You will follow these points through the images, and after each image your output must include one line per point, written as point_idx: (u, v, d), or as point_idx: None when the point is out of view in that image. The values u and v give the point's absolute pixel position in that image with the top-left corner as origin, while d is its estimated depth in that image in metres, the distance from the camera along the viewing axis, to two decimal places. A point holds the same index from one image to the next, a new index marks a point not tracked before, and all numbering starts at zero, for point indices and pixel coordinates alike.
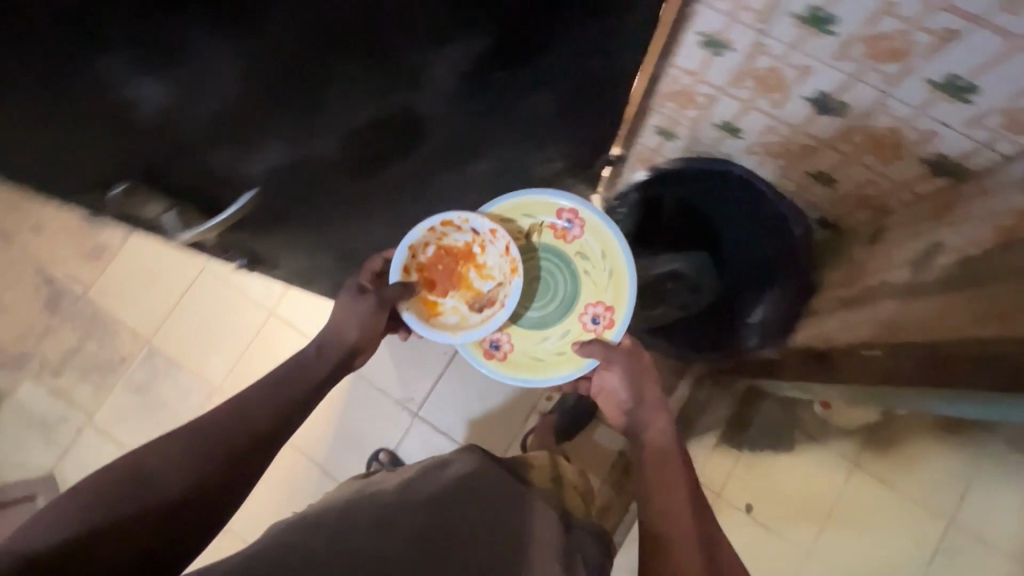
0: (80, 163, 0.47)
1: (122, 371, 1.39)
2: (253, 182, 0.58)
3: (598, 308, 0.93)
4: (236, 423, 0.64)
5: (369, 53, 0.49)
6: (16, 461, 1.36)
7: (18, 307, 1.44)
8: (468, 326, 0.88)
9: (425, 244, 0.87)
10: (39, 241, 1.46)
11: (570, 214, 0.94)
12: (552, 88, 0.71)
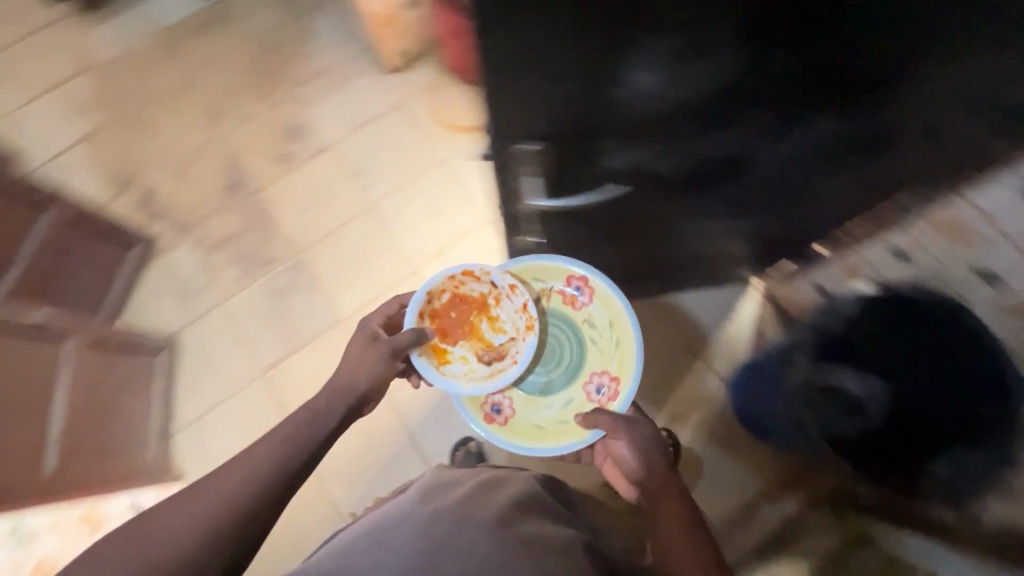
0: (533, 117, 0.63)
1: (267, 270, 1.47)
2: (609, 174, 0.74)
3: (602, 378, 1.04)
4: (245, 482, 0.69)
5: (790, 100, 0.65)
6: (145, 314, 1.44)
7: (202, 180, 1.56)
8: (477, 378, 1.01)
9: (443, 291, 1.01)
10: (243, 131, 1.60)
11: (578, 281, 1.05)
12: (841, 174, 0.83)
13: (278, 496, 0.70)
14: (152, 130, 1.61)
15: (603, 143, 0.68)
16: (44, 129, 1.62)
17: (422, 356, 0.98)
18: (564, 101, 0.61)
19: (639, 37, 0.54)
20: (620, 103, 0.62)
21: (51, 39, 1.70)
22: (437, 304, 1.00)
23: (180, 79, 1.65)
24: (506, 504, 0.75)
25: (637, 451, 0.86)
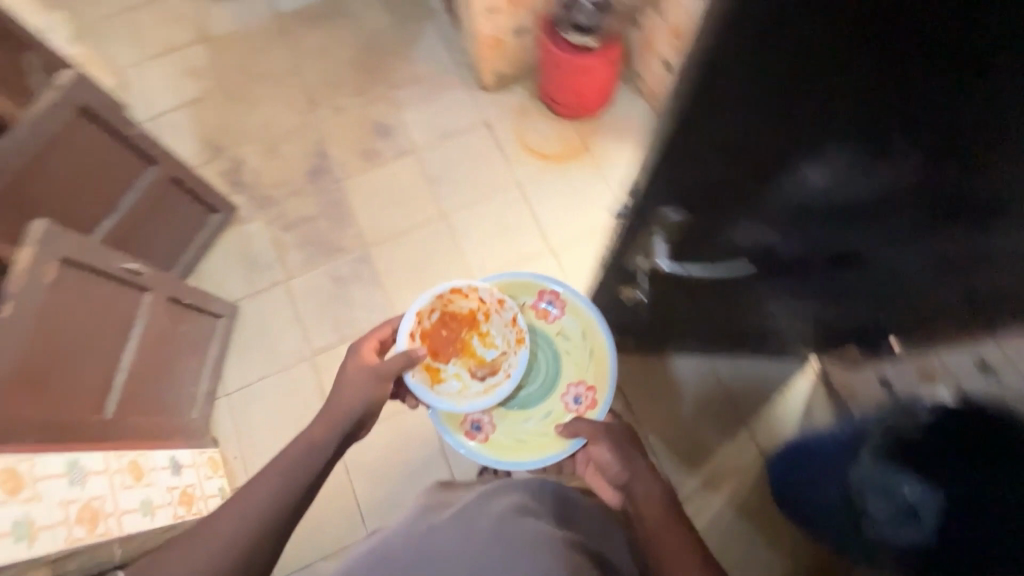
0: (680, 184, 0.56)
1: (334, 257, 1.51)
2: (726, 249, 0.68)
3: (578, 388, 1.12)
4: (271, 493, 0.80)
5: (949, 217, 0.59)
6: (214, 280, 1.49)
7: (288, 161, 1.62)
8: (471, 394, 1.07)
9: (432, 310, 1.08)
10: (334, 121, 1.67)
11: (548, 296, 1.15)
12: (957, 289, 0.78)
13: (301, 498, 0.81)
14: (252, 106, 1.69)
15: (735, 222, 0.62)
16: (155, 89, 1.73)
17: (417, 375, 1.04)
18: (718, 179, 0.54)
19: (834, 139, 0.47)
20: (778, 191, 0.56)
21: (177, 9, 1.83)
22: (429, 324, 1.07)
23: (287, 65, 1.74)
24: (503, 511, 0.79)
25: (607, 440, 0.93)
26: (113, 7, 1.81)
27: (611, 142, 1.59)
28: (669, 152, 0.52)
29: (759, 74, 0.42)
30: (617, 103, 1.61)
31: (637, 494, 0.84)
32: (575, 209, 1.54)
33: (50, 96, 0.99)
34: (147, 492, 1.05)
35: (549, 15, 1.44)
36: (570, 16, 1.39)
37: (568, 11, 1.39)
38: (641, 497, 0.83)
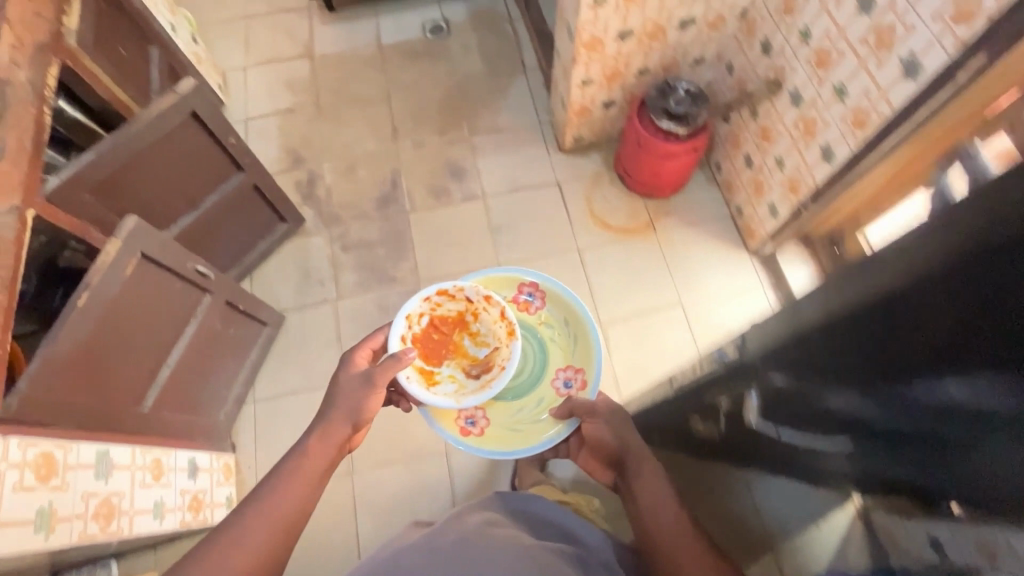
0: (806, 335, 0.57)
1: (386, 287, 1.52)
2: (811, 431, 0.62)
3: (566, 371, 1.08)
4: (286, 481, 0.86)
5: None
6: (267, 286, 1.53)
7: (361, 183, 1.67)
8: (468, 392, 1.01)
9: (421, 314, 1.04)
10: (412, 154, 1.71)
11: (528, 286, 1.11)
12: None
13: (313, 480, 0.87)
14: (339, 125, 1.76)
15: (828, 408, 0.57)
16: (254, 92, 1.82)
17: (411, 379, 0.99)
18: (837, 351, 0.53)
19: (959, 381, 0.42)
20: (879, 398, 0.50)
21: (290, 23, 1.94)
22: (417, 327, 1.03)
23: (379, 92, 1.81)
24: (481, 523, 0.89)
25: (615, 431, 0.95)
26: (234, 13, 1.95)
27: (677, 225, 1.58)
28: (818, 299, 0.54)
29: (938, 261, 0.41)
30: (691, 188, 1.61)
31: (649, 493, 0.88)
32: (630, 286, 1.52)
33: (167, 100, 1.05)
34: (163, 493, 1.05)
35: (642, 95, 1.45)
36: (664, 101, 1.39)
37: (662, 95, 1.40)
38: (649, 499, 0.87)
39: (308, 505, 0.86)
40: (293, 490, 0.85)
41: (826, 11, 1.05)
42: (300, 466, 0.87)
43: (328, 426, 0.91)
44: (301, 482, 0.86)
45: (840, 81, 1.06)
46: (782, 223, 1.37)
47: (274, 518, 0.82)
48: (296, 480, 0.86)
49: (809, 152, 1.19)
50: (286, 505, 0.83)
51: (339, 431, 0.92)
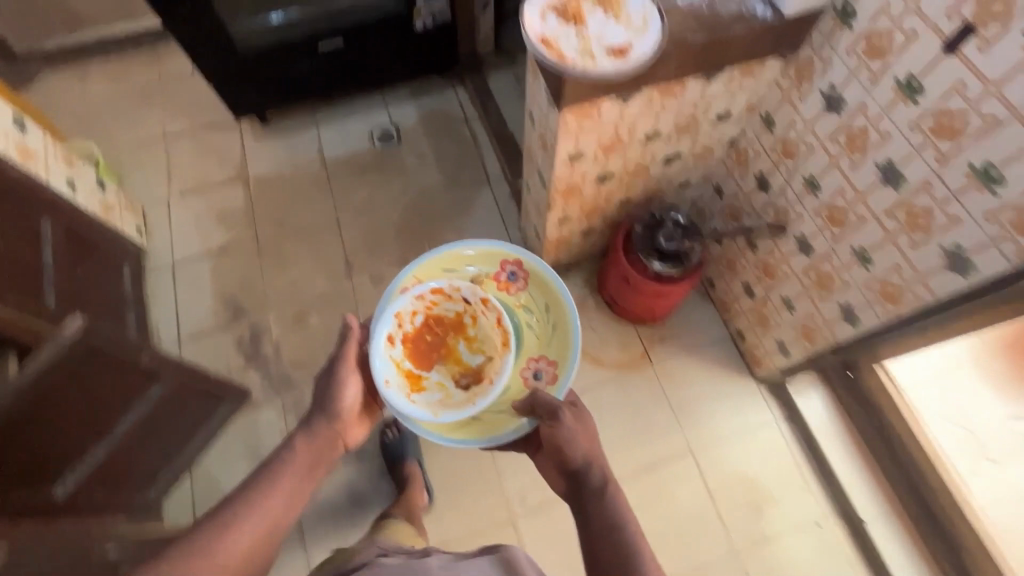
0: None
1: (358, 462, 1.34)
2: None
3: (538, 362, 0.92)
4: (284, 471, 0.82)
5: None
6: (212, 481, 1.29)
7: (314, 334, 1.46)
8: (451, 405, 0.84)
9: (413, 313, 0.89)
10: (370, 292, 1.52)
11: (513, 268, 0.95)
12: None
13: (307, 475, 0.83)
14: (282, 265, 1.54)
15: None
16: (180, 231, 1.58)
17: (391, 383, 0.84)
18: None
19: None
20: None
21: (217, 140, 1.71)
22: (410, 327, 0.88)
23: (326, 219, 1.61)
24: None
25: (582, 440, 0.83)
26: (151, 133, 1.71)
27: (673, 354, 1.43)
28: None
29: None
30: (683, 310, 1.46)
31: (608, 513, 0.78)
32: (631, 434, 1.36)
33: (54, 346, 0.85)
34: None
35: (627, 228, 1.29)
36: (654, 238, 1.24)
37: (651, 231, 1.25)
38: (600, 515, 0.77)
39: (283, 526, 0.78)
40: (277, 490, 0.79)
41: (837, 169, 0.91)
42: (285, 470, 0.82)
43: (314, 427, 0.87)
44: (288, 481, 0.81)
45: (861, 246, 0.92)
46: (793, 363, 1.23)
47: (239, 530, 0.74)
48: (274, 489, 0.79)
49: (824, 306, 1.06)
50: (260, 513, 0.76)
51: (330, 442, 0.87)
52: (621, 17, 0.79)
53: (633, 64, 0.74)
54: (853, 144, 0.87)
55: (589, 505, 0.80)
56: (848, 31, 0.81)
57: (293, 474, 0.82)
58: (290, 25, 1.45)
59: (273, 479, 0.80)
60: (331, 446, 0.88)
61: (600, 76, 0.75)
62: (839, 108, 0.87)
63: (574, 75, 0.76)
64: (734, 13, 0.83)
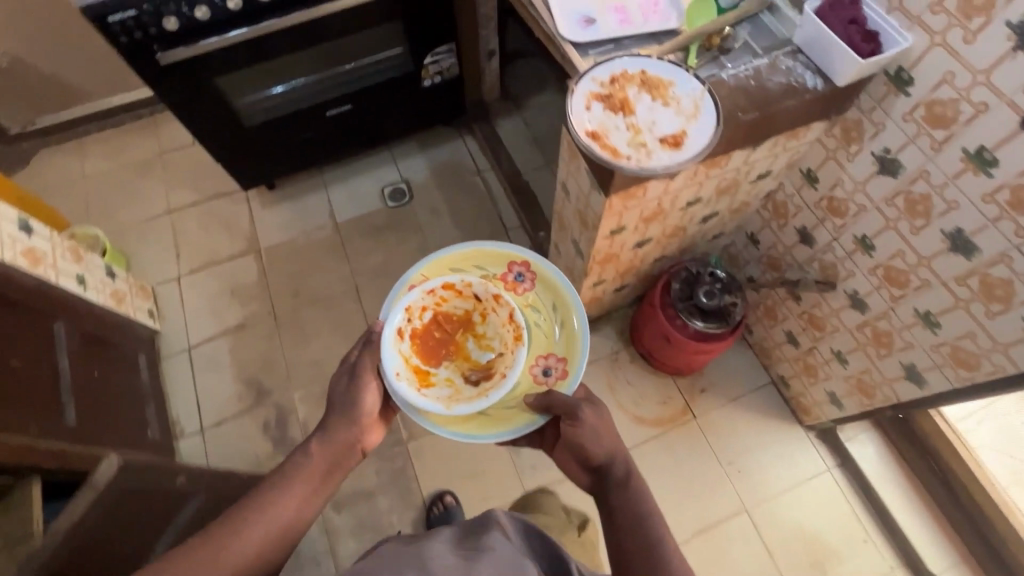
0: None
1: None
2: None
3: (549, 360, 0.80)
4: (298, 472, 0.74)
5: None
6: None
7: None
8: (462, 400, 0.74)
9: (422, 308, 0.80)
10: None
11: (522, 265, 0.85)
12: None
13: (321, 480, 0.75)
14: (302, 339, 1.49)
15: None
16: (193, 311, 1.53)
17: (400, 376, 0.75)
18: None
19: None
20: None
21: (224, 210, 1.67)
22: (419, 322, 0.79)
23: (344, 286, 1.56)
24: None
25: (603, 437, 0.76)
26: (156, 209, 1.66)
27: (717, 406, 1.38)
28: None
29: None
30: (721, 358, 1.42)
31: (634, 511, 0.72)
32: (681, 494, 1.31)
33: (86, 497, 0.81)
34: None
35: (664, 285, 1.25)
36: (693, 295, 1.20)
37: (690, 287, 1.21)
38: (627, 511, 0.72)
39: (280, 549, 0.69)
40: (288, 497, 0.72)
41: (895, 231, 0.88)
42: (294, 481, 0.73)
43: (331, 431, 0.77)
44: (298, 487, 0.73)
45: (925, 309, 0.89)
46: (846, 414, 1.19)
47: (230, 547, 0.66)
48: (285, 497, 0.72)
49: (883, 363, 1.02)
50: (268, 520, 0.69)
51: (345, 451, 0.77)
52: (669, 102, 0.75)
53: (691, 157, 0.70)
54: (914, 209, 0.83)
55: (614, 498, 0.74)
56: (904, 97, 0.78)
57: (306, 477, 0.74)
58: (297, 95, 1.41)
59: (287, 481, 0.73)
60: (348, 453, 0.78)
61: (658, 171, 0.71)
62: (895, 172, 0.84)
63: (629, 171, 0.71)
64: (784, 85, 0.79)
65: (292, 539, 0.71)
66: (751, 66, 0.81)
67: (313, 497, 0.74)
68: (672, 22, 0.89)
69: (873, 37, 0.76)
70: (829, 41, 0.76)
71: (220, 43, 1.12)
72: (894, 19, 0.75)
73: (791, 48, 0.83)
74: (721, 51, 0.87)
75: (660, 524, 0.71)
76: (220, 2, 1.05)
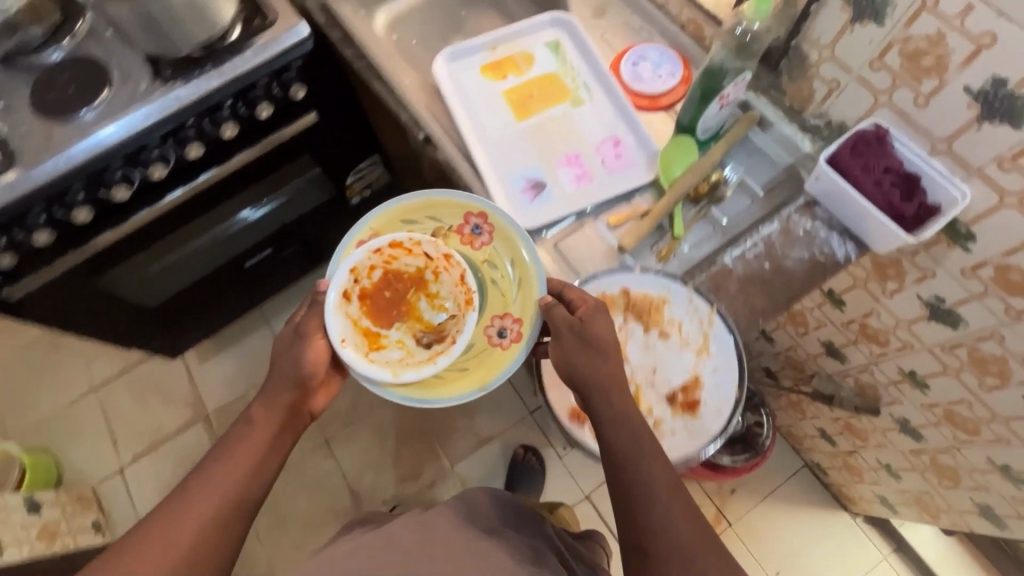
0: None
1: None
2: None
3: (505, 320, 0.65)
4: (233, 446, 0.59)
5: None
6: None
7: None
8: (411, 366, 0.62)
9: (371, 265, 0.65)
10: None
11: (476, 214, 0.67)
12: None
13: (267, 447, 0.60)
14: (277, 518, 1.29)
15: None
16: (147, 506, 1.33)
17: (344, 343, 0.61)
18: None
19: None
20: None
21: (156, 374, 1.44)
22: (365, 284, 0.64)
23: (313, 442, 1.34)
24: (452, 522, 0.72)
25: (601, 366, 0.54)
26: (78, 388, 1.43)
27: (754, 505, 1.24)
28: None
29: None
30: None
31: (635, 464, 0.52)
32: None
33: None
34: None
35: None
36: None
37: None
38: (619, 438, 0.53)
39: (220, 544, 0.54)
40: (226, 471, 0.57)
41: (957, 379, 0.72)
42: (229, 457, 0.58)
43: (271, 392, 0.63)
44: (238, 458, 0.58)
45: (1004, 463, 0.73)
46: (901, 515, 1.05)
47: (152, 559, 0.51)
48: (222, 472, 0.57)
49: (950, 494, 0.87)
50: (203, 504, 0.55)
51: (293, 412, 0.63)
52: (667, 330, 0.57)
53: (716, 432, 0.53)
54: (984, 366, 0.67)
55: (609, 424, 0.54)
56: (963, 252, 0.60)
57: (246, 446, 0.59)
58: (252, 228, 1.18)
59: (217, 462, 0.58)
60: (296, 416, 0.63)
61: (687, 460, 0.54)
62: (955, 324, 0.66)
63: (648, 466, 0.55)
64: (807, 263, 0.61)
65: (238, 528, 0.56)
66: (758, 239, 0.62)
67: (261, 472, 0.59)
68: (641, 175, 0.69)
69: (913, 186, 0.57)
70: (856, 206, 0.58)
71: (86, 254, 0.90)
72: (939, 162, 0.56)
73: (804, 198, 0.64)
74: (713, 201, 0.68)
75: (660, 484, 0.51)
76: (64, 214, 0.82)
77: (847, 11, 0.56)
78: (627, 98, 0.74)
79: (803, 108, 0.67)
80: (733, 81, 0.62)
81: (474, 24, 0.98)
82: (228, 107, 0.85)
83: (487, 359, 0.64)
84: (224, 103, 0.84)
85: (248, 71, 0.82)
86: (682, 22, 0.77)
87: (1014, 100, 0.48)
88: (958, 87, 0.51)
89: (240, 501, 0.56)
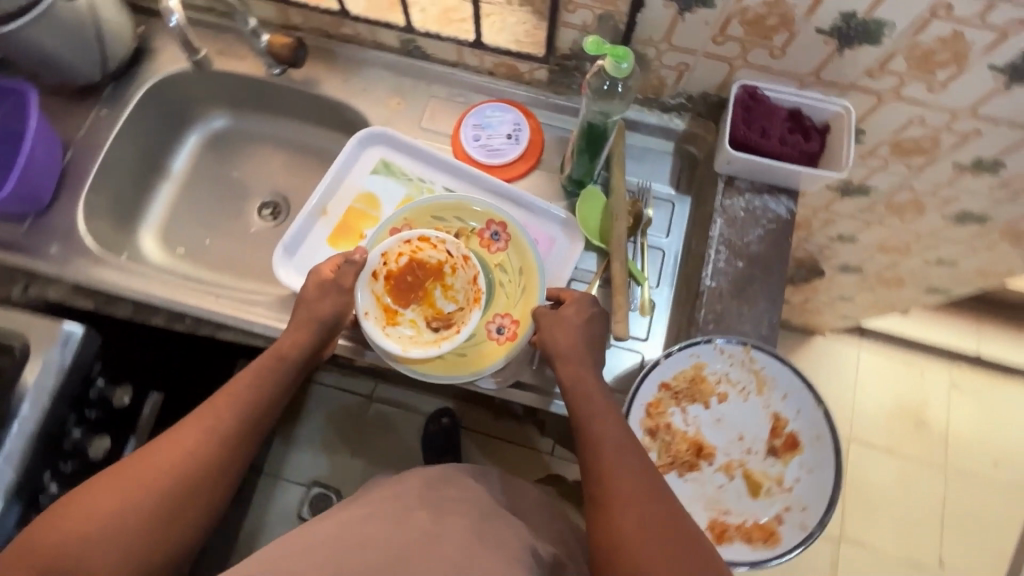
0: None
1: None
2: None
3: (505, 319, 0.60)
4: (248, 381, 0.54)
5: None
6: None
7: None
8: (418, 344, 0.57)
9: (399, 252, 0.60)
10: None
11: (500, 222, 0.63)
12: None
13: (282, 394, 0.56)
14: None
15: None
16: None
17: (366, 316, 0.57)
18: None
19: None
20: None
21: None
22: (392, 267, 0.59)
23: None
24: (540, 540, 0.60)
25: (562, 343, 0.54)
26: None
27: None
28: None
29: None
30: None
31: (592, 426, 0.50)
32: None
33: None
34: None
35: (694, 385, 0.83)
36: None
37: None
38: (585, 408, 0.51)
39: (211, 492, 0.50)
40: (235, 407, 0.52)
41: (882, 225, 0.79)
42: (247, 392, 0.53)
43: (298, 329, 0.57)
44: (235, 399, 0.53)
45: (940, 257, 0.84)
46: (862, 318, 1.20)
47: (140, 486, 0.47)
48: (233, 411, 0.52)
49: (902, 291, 1.00)
50: (204, 436, 0.50)
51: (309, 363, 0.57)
52: (722, 392, 0.54)
53: (832, 460, 0.51)
54: (900, 209, 0.74)
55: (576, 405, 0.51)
56: (857, 145, 0.63)
57: (268, 390, 0.54)
58: None
59: (228, 394, 0.53)
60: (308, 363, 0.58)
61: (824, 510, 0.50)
62: (867, 192, 0.72)
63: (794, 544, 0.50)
64: (767, 237, 0.60)
65: (237, 466, 0.52)
66: (717, 244, 0.60)
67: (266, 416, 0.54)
68: (573, 248, 0.63)
69: (800, 119, 0.58)
70: (775, 169, 0.58)
71: None
72: (811, 91, 0.58)
73: (722, 179, 0.62)
74: (645, 227, 0.63)
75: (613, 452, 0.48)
76: None
77: (672, 6, 0.53)
78: (495, 177, 0.66)
79: (658, 94, 0.64)
80: (612, 128, 0.57)
81: (256, 177, 0.79)
82: (50, 480, 0.59)
83: (482, 352, 0.60)
84: (41, 482, 0.58)
85: (37, 433, 0.56)
86: (490, 68, 0.68)
87: (866, 24, 0.49)
88: (810, 32, 0.51)
89: (236, 449, 0.52)
